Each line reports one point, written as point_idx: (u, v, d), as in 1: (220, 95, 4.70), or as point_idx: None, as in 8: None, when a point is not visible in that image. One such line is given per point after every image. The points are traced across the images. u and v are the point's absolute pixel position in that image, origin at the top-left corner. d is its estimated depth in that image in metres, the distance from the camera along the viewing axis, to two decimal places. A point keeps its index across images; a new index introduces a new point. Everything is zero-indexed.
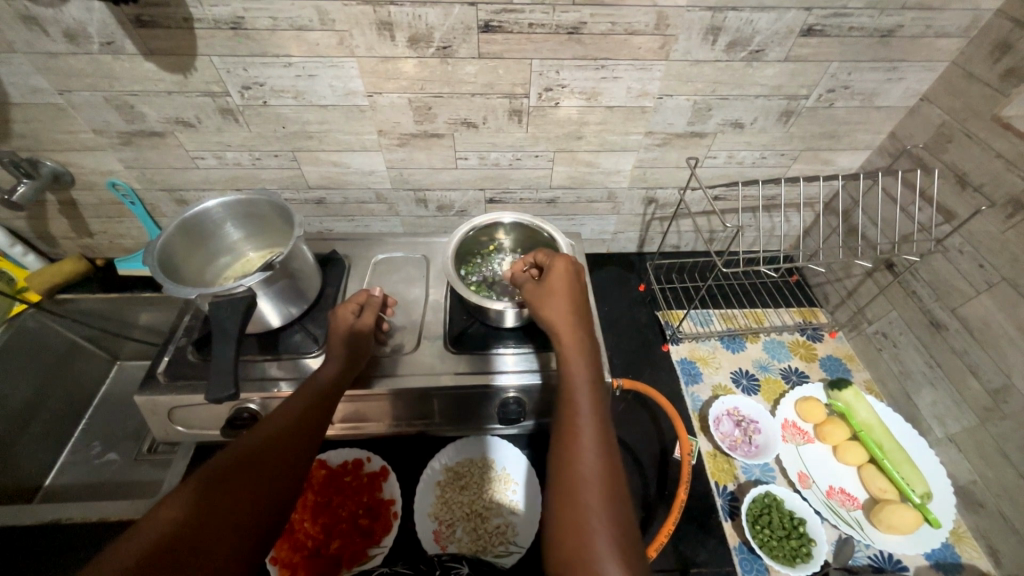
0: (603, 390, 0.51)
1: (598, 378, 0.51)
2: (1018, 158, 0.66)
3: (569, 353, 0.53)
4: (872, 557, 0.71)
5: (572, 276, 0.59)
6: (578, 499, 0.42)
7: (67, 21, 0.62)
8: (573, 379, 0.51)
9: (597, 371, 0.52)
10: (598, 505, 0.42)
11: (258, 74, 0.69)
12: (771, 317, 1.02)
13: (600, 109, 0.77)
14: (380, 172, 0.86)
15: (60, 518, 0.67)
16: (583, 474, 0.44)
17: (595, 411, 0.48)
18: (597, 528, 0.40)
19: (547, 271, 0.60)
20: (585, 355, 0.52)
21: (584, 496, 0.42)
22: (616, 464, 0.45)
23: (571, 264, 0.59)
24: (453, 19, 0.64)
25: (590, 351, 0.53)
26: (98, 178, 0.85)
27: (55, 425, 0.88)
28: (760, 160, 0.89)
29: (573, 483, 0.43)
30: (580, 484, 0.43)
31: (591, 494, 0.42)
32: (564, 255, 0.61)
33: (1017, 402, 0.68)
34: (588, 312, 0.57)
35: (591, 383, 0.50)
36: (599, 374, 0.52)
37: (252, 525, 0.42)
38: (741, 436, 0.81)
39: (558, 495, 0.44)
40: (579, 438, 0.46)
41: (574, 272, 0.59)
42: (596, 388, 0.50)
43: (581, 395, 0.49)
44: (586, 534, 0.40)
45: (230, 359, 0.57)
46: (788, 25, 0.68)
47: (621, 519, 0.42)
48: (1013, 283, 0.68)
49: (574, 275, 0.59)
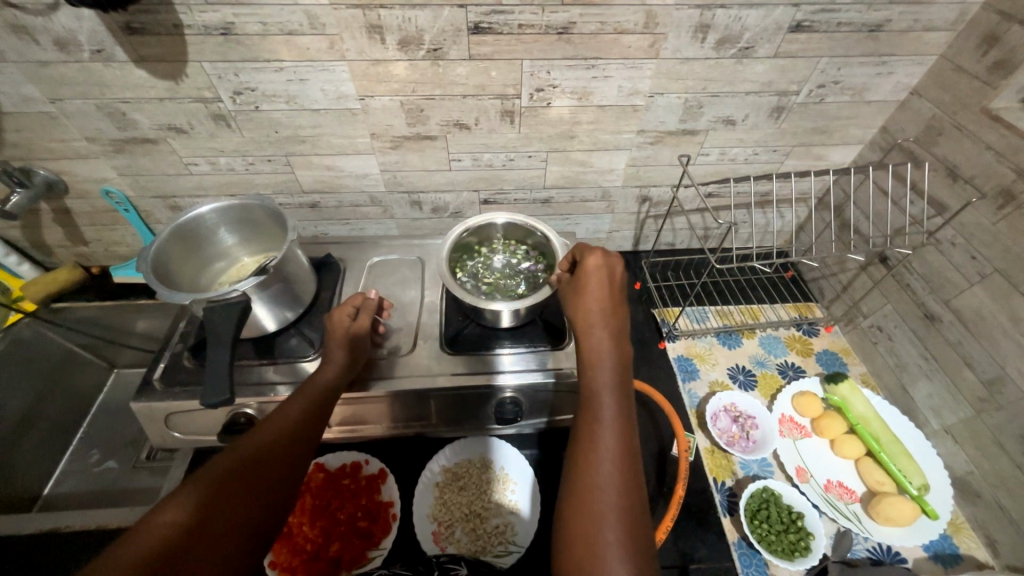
0: (628, 396, 0.50)
1: (623, 381, 0.51)
2: (1008, 150, 0.67)
3: (597, 355, 0.52)
4: (871, 549, 0.72)
5: (604, 273, 0.56)
6: (592, 506, 0.42)
7: (57, 29, 0.62)
8: (599, 382, 0.50)
9: (622, 375, 0.51)
10: (612, 514, 0.42)
11: (249, 79, 0.69)
12: (767, 313, 1.02)
13: (591, 108, 0.78)
14: (373, 175, 0.87)
15: (58, 526, 0.67)
16: (600, 481, 0.43)
17: (618, 417, 0.48)
18: (610, 538, 0.40)
19: (579, 266, 0.58)
20: (611, 358, 0.51)
21: (598, 504, 0.42)
22: (634, 472, 0.45)
23: (607, 261, 0.58)
24: (442, 21, 0.65)
25: (618, 353, 0.52)
26: (93, 186, 0.85)
27: (53, 434, 0.87)
28: (753, 156, 0.90)
29: (588, 491, 0.43)
30: (596, 490, 0.43)
31: (605, 501, 0.42)
32: (598, 249, 0.58)
33: (1011, 393, 0.69)
34: (619, 313, 0.55)
35: (616, 387, 0.50)
36: (623, 377, 0.51)
37: (252, 532, 0.42)
38: (739, 431, 0.82)
39: (571, 499, 0.44)
40: (598, 445, 0.46)
41: (607, 271, 0.57)
42: (620, 393, 0.49)
43: (604, 400, 0.49)
44: (598, 543, 0.40)
45: (225, 364, 0.57)
46: (777, 21, 0.68)
47: (633, 527, 0.41)
48: (1006, 275, 0.68)
49: (608, 271, 0.57)
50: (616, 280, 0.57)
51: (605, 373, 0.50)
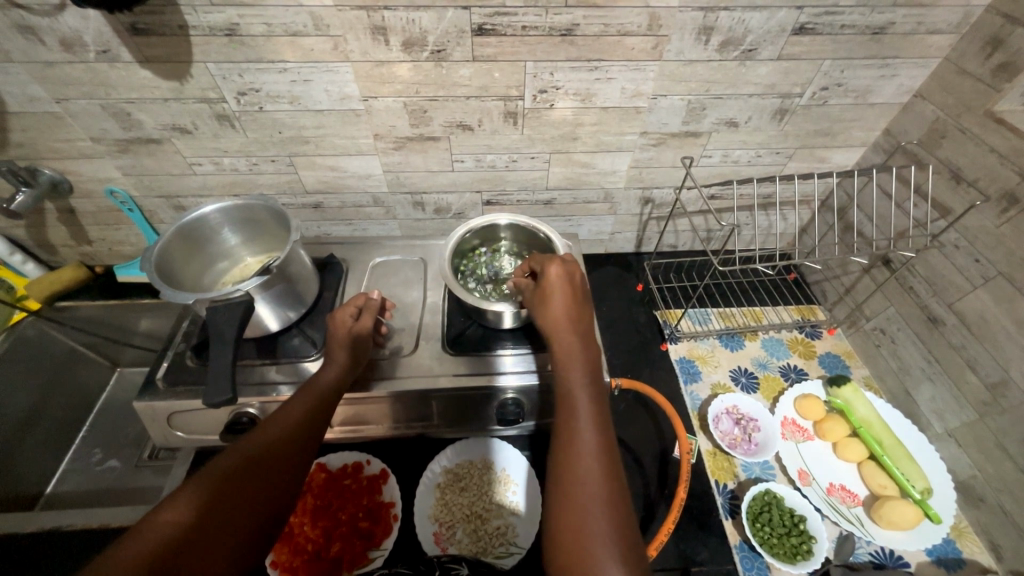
0: (603, 393, 0.50)
1: (598, 380, 0.51)
2: (1012, 153, 0.67)
3: (569, 356, 0.52)
4: (873, 553, 0.71)
5: (566, 280, 0.58)
6: (579, 502, 0.42)
7: (63, 30, 0.63)
8: (573, 380, 0.50)
9: (597, 373, 0.51)
10: (599, 508, 0.41)
11: (254, 80, 0.70)
12: (769, 315, 1.02)
13: (594, 110, 0.78)
14: (376, 176, 0.87)
15: (61, 524, 0.67)
16: (584, 477, 0.43)
17: (596, 414, 0.48)
18: (599, 531, 0.40)
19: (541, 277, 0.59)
20: (583, 357, 0.52)
21: (584, 499, 0.42)
22: (618, 467, 0.45)
23: (565, 265, 0.59)
24: (446, 22, 0.65)
25: (590, 352, 0.53)
26: (97, 186, 0.86)
27: (56, 433, 0.88)
28: (756, 158, 0.89)
29: (575, 487, 0.43)
30: (581, 485, 0.43)
31: (590, 495, 0.42)
32: (556, 257, 0.60)
33: (1015, 396, 0.69)
34: (586, 315, 0.56)
35: (591, 384, 0.50)
36: (598, 375, 0.51)
37: (250, 529, 0.42)
38: (741, 434, 0.81)
39: (558, 498, 0.43)
40: (578, 441, 0.46)
41: (566, 275, 0.59)
42: (596, 390, 0.50)
43: (581, 398, 0.49)
44: (587, 537, 0.40)
45: (228, 363, 0.58)
46: (780, 24, 0.68)
47: (622, 521, 0.41)
48: (1010, 278, 0.68)
49: (567, 277, 0.58)
50: (578, 283, 0.59)
51: (580, 371, 0.51)
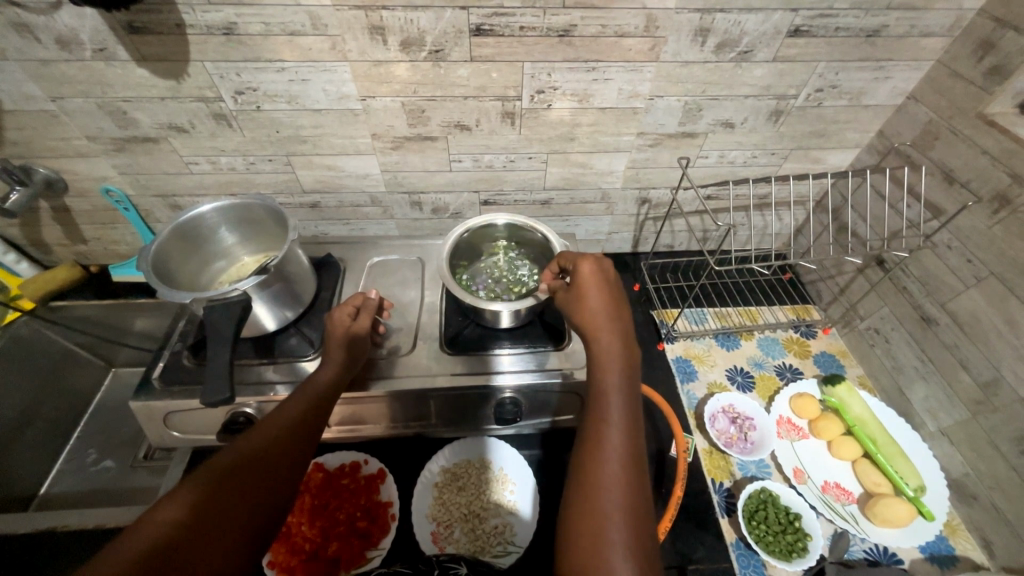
0: (636, 398, 0.49)
1: (631, 384, 0.50)
2: (1004, 155, 0.68)
3: (604, 357, 0.51)
4: (868, 550, 0.72)
5: (602, 279, 0.56)
6: (598, 508, 0.42)
7: (59, 28, 0.62)
8: (606, 384, 0.49)
9: (631, 377, 0.50)
10: (618, 515, 0.42)
11: (251, 79, 0.70)
12: (765, 315, 1.03)
13: (592, 111, 0.78)
14: (374, 176, 0.87)
15: (56, 525, 0.67)
16: (607, 483, 0.43)
17: (625, 418, 0.47)
18: (615, 540, 0.40)
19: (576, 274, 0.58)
20: (619, 360, 0.50)
21: (604, 504, 0.42)
22: (640, 473, 0.45)
23: (602, 265, 0.57)
24: (444, 23, 0.65)
25: (627, 354, 0.51)
26: (92, 185, 0.85)
27: (51, 432, 0.87)
28: (751, 160, 0.90)
29: (595, 492, 0.43)
30: (602, 490, 0.43)
31: (611, 502, 0.42)
32: (592, 256, 0.58)
33: (1007, 395, 0.70)
34: (624, 315, 0.54)
35: (624, 388, 0.49)
36: (632, 379, 0.50)
37: (251, 529, 0.42)
38: (736, 433, 0.82)
39: (576, 501, 0.43)
40: (604, 446, 0.45)
41: (602, 275, 0.57)
42: (628, 395, 0.49)
43: (611, 401, 0.48)
44: (603, 544, 0.40)
45: (224, 363, 0.57)
46: (776, 26, 0.69)
47: (640, 530, 0.41)
48: (1002, 279, 0.69)
49: (603, 277, 0.57)
50: (614, 282, 0.57)
51: (614, 374, 0.50)
